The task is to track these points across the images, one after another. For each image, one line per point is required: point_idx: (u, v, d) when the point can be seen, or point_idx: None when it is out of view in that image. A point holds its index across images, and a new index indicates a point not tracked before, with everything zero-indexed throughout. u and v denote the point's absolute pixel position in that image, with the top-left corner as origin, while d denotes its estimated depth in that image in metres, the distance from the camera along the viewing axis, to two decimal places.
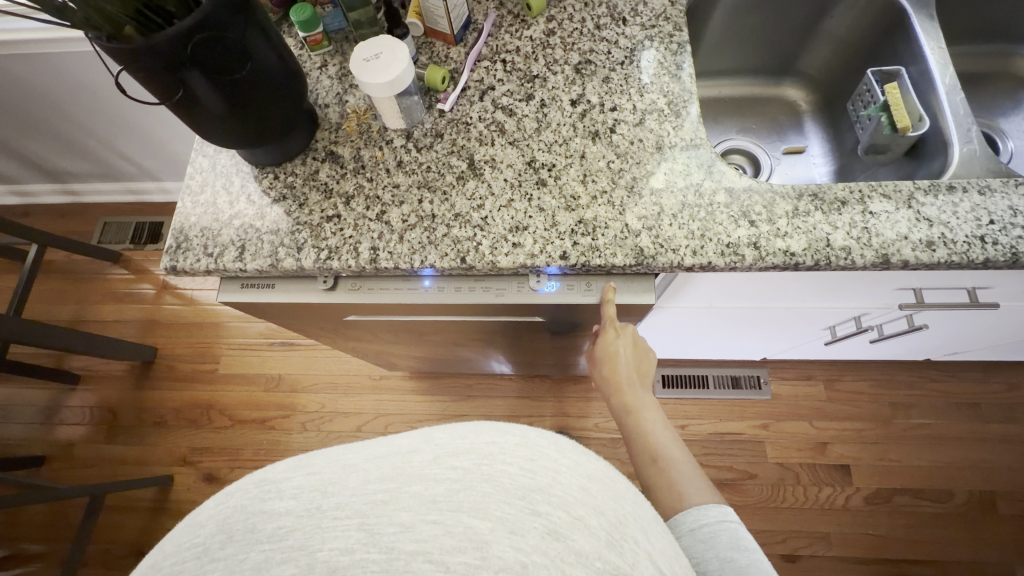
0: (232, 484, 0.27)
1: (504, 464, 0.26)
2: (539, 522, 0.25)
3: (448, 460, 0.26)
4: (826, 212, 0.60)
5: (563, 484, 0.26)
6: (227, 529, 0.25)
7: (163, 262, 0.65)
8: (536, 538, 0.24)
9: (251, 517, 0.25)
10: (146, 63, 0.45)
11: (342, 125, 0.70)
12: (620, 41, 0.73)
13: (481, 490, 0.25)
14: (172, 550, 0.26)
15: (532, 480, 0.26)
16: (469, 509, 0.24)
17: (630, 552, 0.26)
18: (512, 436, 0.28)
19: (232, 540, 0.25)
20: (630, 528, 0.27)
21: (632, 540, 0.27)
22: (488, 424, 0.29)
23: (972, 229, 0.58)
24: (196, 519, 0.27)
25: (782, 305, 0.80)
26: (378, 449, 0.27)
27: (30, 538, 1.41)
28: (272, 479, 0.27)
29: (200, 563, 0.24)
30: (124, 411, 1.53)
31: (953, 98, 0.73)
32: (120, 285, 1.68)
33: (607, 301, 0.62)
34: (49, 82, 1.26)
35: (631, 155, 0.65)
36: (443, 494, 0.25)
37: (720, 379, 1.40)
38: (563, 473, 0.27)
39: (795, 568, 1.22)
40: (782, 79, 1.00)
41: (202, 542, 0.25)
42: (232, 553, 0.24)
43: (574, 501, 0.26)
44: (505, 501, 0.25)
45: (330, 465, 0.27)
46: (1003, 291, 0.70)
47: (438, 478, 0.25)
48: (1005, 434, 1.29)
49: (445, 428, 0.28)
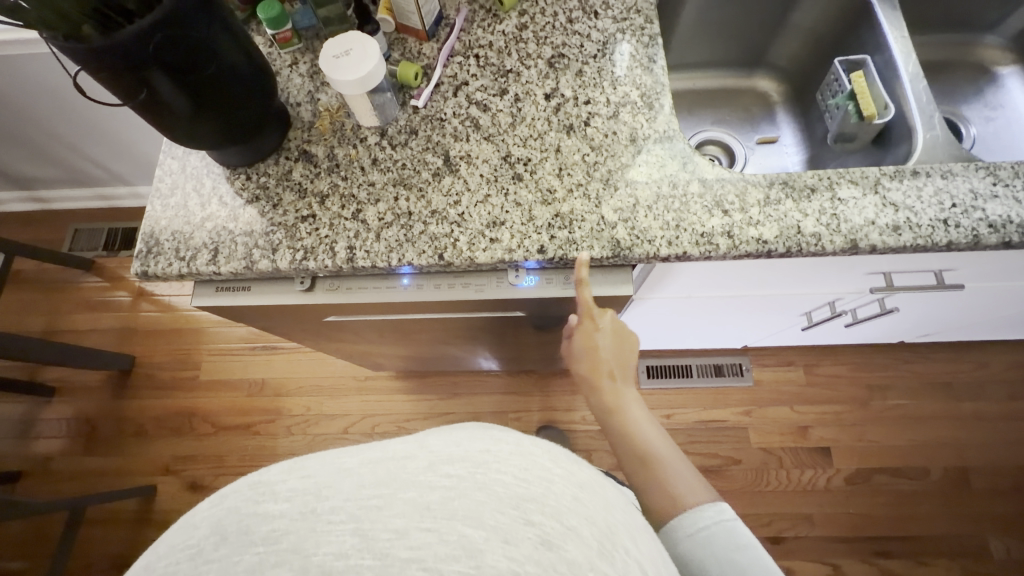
0: (226, 486, 0.27)
1: (498, 473, 0.27)
2: (532, 532, 0.25)
3: (442, 467, 0.27)
4: (796, 200, 0.61)
5: (555, 493, 0.27)
6: (222, 530, 0.25)
7: (134, 266, 0.64)
8: (529, 547, 0.24)
9: (245, 519, 0.25)
10: (106, 64, 0.44)
11: (315, 124, 0.70)
12: (593, 34, 0.74)
13: (475, 498, 0.26)
14: (166, 552, 0.26)
15: (526, 489, 0.26)
16: (463, 517, 0.25)
17: (621, 562, 0.27)
18: (506, 445, 0.29)
19: (226, 542, 0.25)
20: (620, 537, 0.28)
21: (623, 551, 0.27)
22: (482, 432, 0.29)
23: (935, 213, 0.60)
24: (189, 521, 0.27)
25: (759, 293, 0.82)
26: (374, 454, 0.27)
27: (8, 555, 1.37)
28: (267, 480, 0.27)
29: (194, 564, 0.24)
30: (103, 422, 1.50)
31: (917, 85, 0.75)
32: (94, 293, 1.64)
33: (582, 279, 0.60)
34: (10, 84, 1.22)
35: (605, 147, 0.66)
36: (437, 501, 0.25)
37: (704, 367, 1.41)
38: (556, 483, 0.27)
39: (781, 550, 1.25)
40: (754, 71, 1.01)
41: (197, 543, 0.25)
42: (226, 554, 0.24)
43: (567, 512, 0.26)
44: (499, 510, 0.25)
45: (324, 469, 0.26)
46: (968, 272, 0.73)
47: (433, 485, 0.26)
48: (976, 411, 1.34)
49: (439, 435, 0.29)
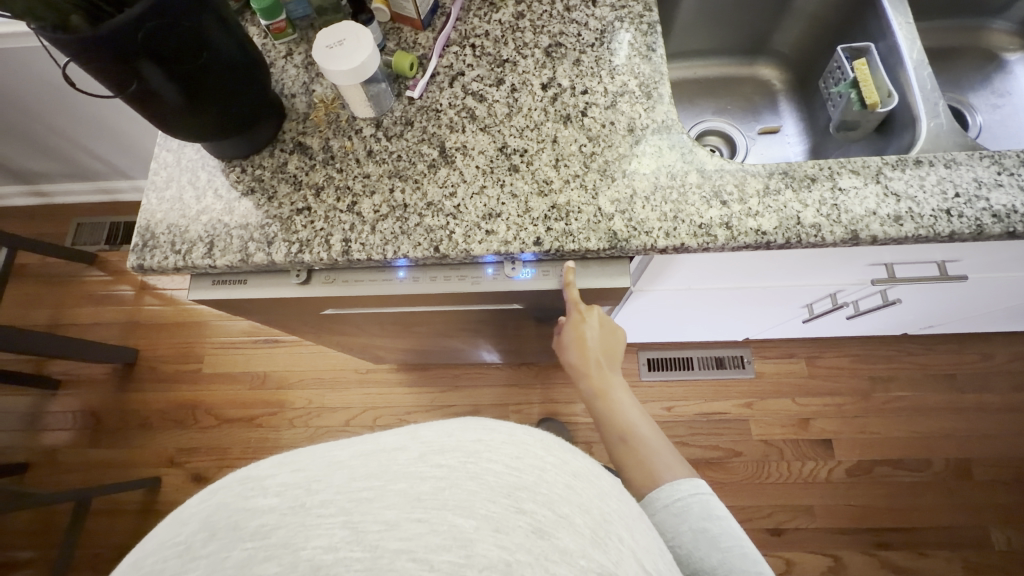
0: (215, 481, 0.27)
1: (489, 462, 0.27)
2: (523, 520, 0.25)
3: (433, 457, 0.27)
4: (796, 190, 0.61)
5: (548, 482, 0.27)
6: (211, 526, 0.25)
7: (130, 260, 0.64)
8: (521, 536, 0.24)
9: (234, 515, 0.25)
10: (96, 55, 0.43)
11: (310, 115, 0.69)
12: (591, 23, 0.73)
13: (467, 487, 0.25)
14: (153, 548, 0.26)
15: (518, 478, 0.26)
16: (454, 507, 0.25)
17: (615, 550, 0.27)
18: (498, 434, 0.28)
19: (215, 538, 0.24)
20: (615, 526, 0.28)
21: (617, 538, 0.27)
22: (474, 421, 0.29)
23: (938, 203, 0.59)
24: (178, 517, 0.26)
25: (759, 285, 0.81)
26: (365, 446, 0.27)
27: (16, 545, 1.39)
28: (256, 475, 0.26)
29: (182, 561, 0.24)
30: (109, 414, 1.51)
31: (921, 73, 0.73)
32: (97, 287, 1.64)
33: (569, 282, 0.61)
34: (6, 77, 1.21)
35: (603, 138, 0.65)
36: (428, 492, 0.25)
37: (705, 360, 1.41)
38: (549, 472, 0.27)
39: (781, 541, 1.25)
40: (756, 59, 0.99)
41: (186, 539, 0.25)
42: (214, 551, 0.24)
43: (560, 500, 0.26)
44: (491, 500, 0.25)
45: (315, 462, 0.26)
46: (972, 263, 0.72)
47: (423, 476, 0.26)
48: (979, 402, 1.33)
49: (430, 425, 0.29)
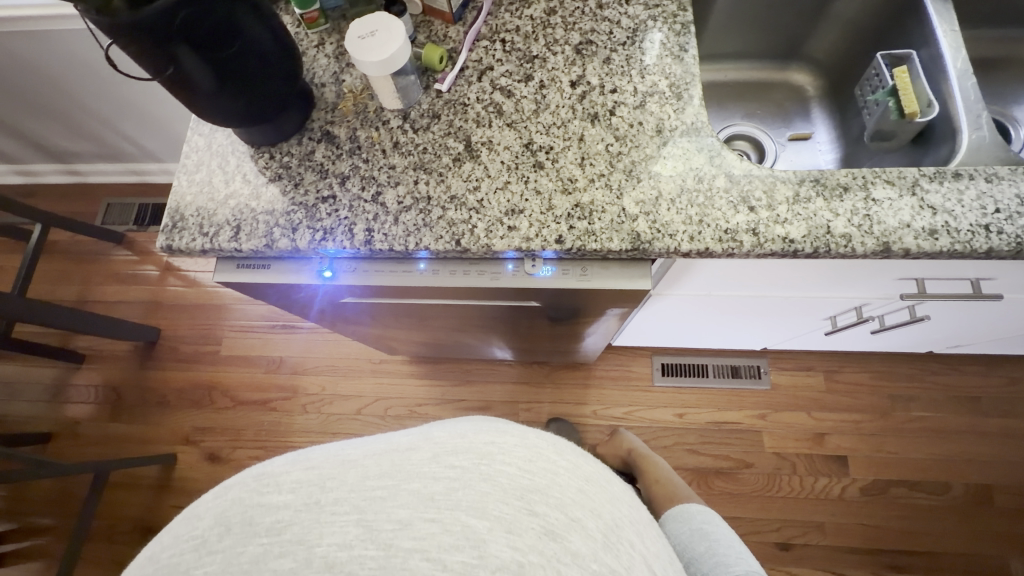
0: (229, 478, 0.28)
1: (503, 464, 0.28)
2: (536, 522, 0.27)
3: (446, 459, 0.28)
4: (827, 199, 0.59)
5: (560, 485, 0.29)
6: (225, 521, 0.26)
7: (159, 241, 0.65)
8: (533, 537, 0.26)
9: (249, 510, 0.26)
10: (135, 39, 0.44)
11: (338, 105, 0.69)
12: (623, 21, 0.72)
13: (480, 489, 0.27)
14: (171, 542, 0.27)
15: (532, 481, 0.28)
16: (468, 508, 0.26)
17: (625, 554, 0.28)
18: (511, 437, 0.30)
19: (230, 533, 0.26)
20: (625, 531, 0.29)
21: (627, 543, 0.29)
22: (487, 425, 0.31)
23: (976, 218, 0.57)
24: (194, 511, 0.28)
25: (783, 295, 0.79)
26: (378, 447, 0.29)
27: (35, 512, 1.43)
28: (271, 472, 0.28)
29: (196, 555, 0.26)
30: (128, 390, 1.55)
31: (965, 82, 0.71)
32: (123, 266, 1.68)
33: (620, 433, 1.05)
34: (46, 58, 1.24)
35: (630, 138, 0.64)
36: (441, 492, 0.27)
37: (720, 368, 1.39)
38: (561, 475, 0.29)
39: (788, 557, 1.23)
40: (789, 63, 0.97)
41: (201, 534, 0.26)
42: (229, 545, 0.25)
43: (571, 503, 0.28)
44: (504, 501, 0.27)
45: (328, 461, 0.28)
46: (1008, 282, 0.69)
47: (437, 476, 0.27)
48: (1006, 427, 1.29)
49: (444, 428, 0.31)
